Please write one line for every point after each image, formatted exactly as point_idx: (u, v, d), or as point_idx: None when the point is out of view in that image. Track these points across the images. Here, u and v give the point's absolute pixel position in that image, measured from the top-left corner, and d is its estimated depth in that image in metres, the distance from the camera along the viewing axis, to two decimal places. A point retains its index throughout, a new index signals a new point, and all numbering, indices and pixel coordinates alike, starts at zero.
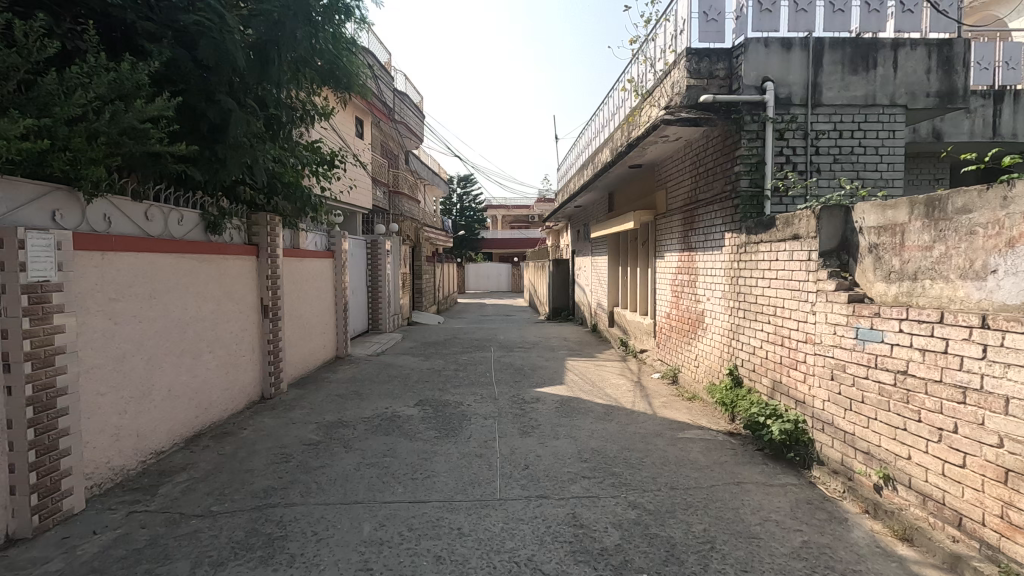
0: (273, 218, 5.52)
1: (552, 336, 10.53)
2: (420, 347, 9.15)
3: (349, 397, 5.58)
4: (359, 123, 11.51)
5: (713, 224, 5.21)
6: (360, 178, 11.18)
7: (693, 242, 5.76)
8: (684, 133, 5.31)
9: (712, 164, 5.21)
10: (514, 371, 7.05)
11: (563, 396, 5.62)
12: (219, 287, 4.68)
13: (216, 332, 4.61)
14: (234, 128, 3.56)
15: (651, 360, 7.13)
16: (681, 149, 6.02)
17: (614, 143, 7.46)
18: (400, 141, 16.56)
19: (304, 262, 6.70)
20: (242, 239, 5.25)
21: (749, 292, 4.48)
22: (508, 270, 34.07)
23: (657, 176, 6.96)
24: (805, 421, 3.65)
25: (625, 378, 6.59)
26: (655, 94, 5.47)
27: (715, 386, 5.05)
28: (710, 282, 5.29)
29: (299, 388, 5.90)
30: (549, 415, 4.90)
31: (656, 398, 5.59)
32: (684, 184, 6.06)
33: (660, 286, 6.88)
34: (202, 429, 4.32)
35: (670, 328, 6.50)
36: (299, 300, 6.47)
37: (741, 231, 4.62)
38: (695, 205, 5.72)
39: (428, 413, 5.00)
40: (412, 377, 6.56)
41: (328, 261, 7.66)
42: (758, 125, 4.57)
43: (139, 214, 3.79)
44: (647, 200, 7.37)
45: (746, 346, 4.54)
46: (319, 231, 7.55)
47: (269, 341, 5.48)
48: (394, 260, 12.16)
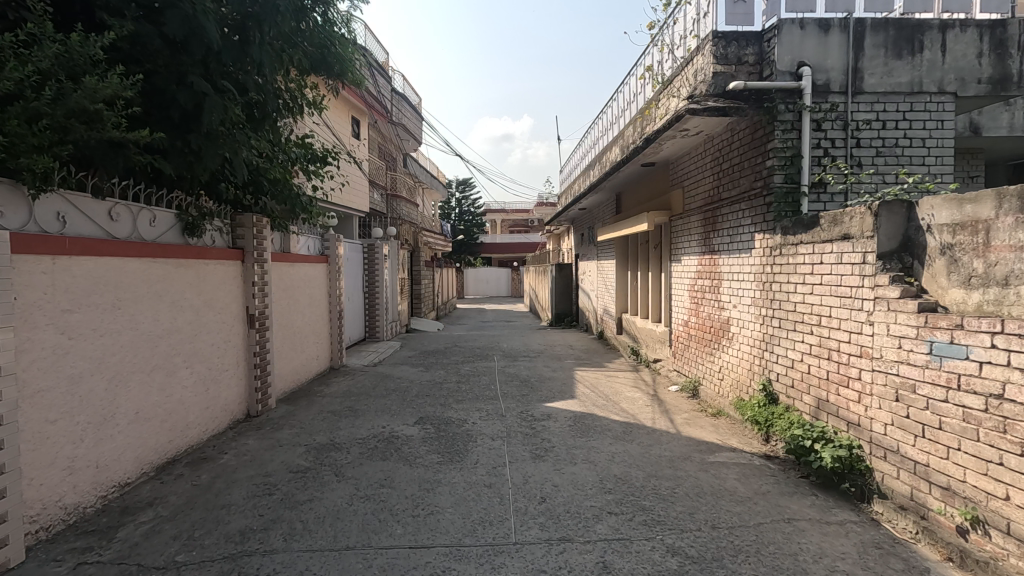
0: (260, 219, 5.07)
1: (557, 344, 10.07)
2: (419, 357, 8.68)
3: (343, 415, 5.11)
4: (355, 123, 11.08)
5: (740, 223, 4.77)
6: (357, 179, 10.75)
7: (716, 244, 5.32)
8: (707, 124, 4.88)
9: (739, 159, 4.78)
10: (521, 383, 6.58)
11: (576, 412, 5.16)
12: (198, 296, 4.23)
13: (195, 346, 4.15)
14: (209, 114, 3.11)
15: (667, 371, 6.69)
16: (701, 144, 5.58)
17: (626, 140, 7.02)
18: (398, 143, 16.15)
19: (295, 268, 6.24)
20: (225, 242, 4.79)
21: (786, 299, 4.03)
22: (507, 275, 33.64)
23: (673, 175, 6.53)
24: (861, 447, 3.21)
25: (640, 390, 6.13)
26: (675, 84, 5.04)
27: (745, 403, 4.59)
28: (737, 288, 4.85)
29: (289, 405, 5.43)
30: (563, 435, 4.43)
31: (678, 414, 5.13)
32: (704, 182, 5.63)
33: (676, 292, 6.45)
34: (176, 455, 3.85)
35: (689, 336, 6.06)
36: (289, 309, 6.02)
37: (775, 232, 4.18)
38: (717, 204, 5.28)
39: (430, 433, 4.53)
40: (411, 391, 6.10)
41: (321, 266, 7.20)
42: (793, 115, 4.14)
43: (102, 213, 3.33)
44: (661, 200, 6.94)
45: (782, 358, 4.09)
46: (312, 234, 7.09)
47: (255, 353, 5.02)
48: (392, 265, 11.71)
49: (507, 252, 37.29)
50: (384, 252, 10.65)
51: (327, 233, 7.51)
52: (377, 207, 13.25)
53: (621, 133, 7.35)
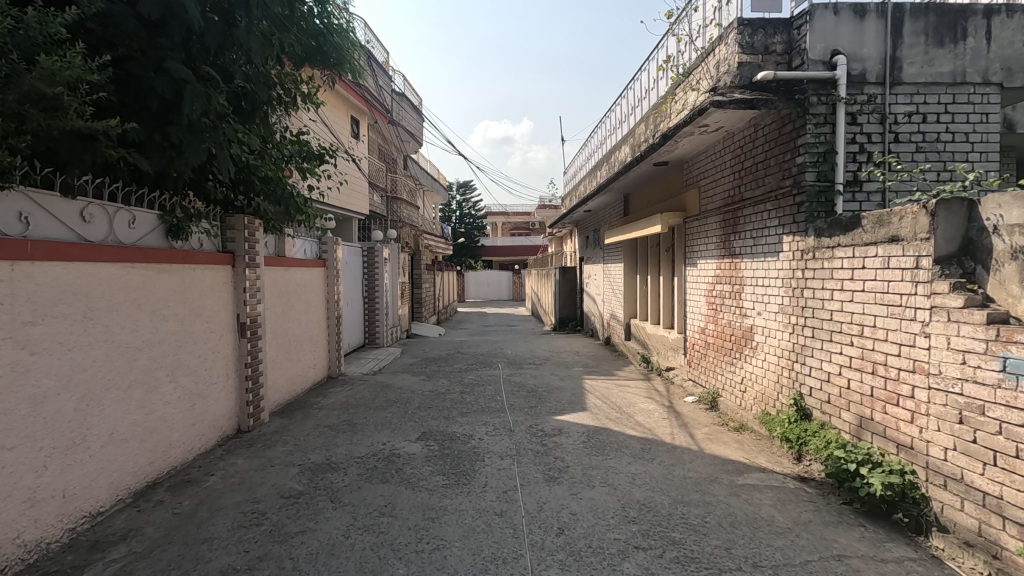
0: (252, 220, 4.76)
1: (563, 351, 9.73)
2: (420, 364, 8.35)
3: (340, 430, 4.78)
4: (354, 123, 10.77)
5: (765, 225, 4.46)
6: (356, 180, 10.42)
7: (737, 247, 5.01)
8: (729, 119, 4.58)
9: (764, 156, 4.47)
10: (527, 393, 6.25)
11: (589, 426, 4.84)
12: (183, 304, 3.91)
13: (179, 358, 3.83)
14: (190, 103, 2.80)
15: (681, 381, 6.36)
16: (720, 142, 5.28)
17: (638, 139, 6.71)
18: (398, 144, 15.82)
19: (290, 273, 5.92)
20: (214, 245, 4.47)
21: (821, 307, 3.72)
22: (508, 278, 33.33)
23: (687, 176, 6.23)
24: (915, 473, 2.88)
25: (655, 401, 5.80)
26: (695, 76, 4.74)
27: (773, 419, 4.27)
28: (762, 294, 4.53)
29: (283, 418, 5.10)
30: (577, 454, 4.11)
31: (697, 428, 4.81)
32: (723, 181, 5.32)
33: (692, 297, 6.13)
34: (157, 478, 3.53)
35: (706, 345, 5.73)
36: (284, 316, 5.70)
37: (807, 234, 3.87)
38: (738, 204, 4.97)
39: (434, 451, 4.20)
40: (413, 403, 5.77)
41: (318, 270, 6.88)
42: (826, 107, 3.83)
43: (74, 213, 3.02)
44: (675, 201, 6.62)
45: (817, 371, 3.77)
46: (309, 237, 6.77)
47: (247, 364, 4.69)
48: (392, 269, 11.38)
49: (507, 255, 36.95)
50: (384, 255, 10.32)
51: (324, 236, 7.20)
52: (376, 209, 12.93)
53: (632, 131, 7.04)
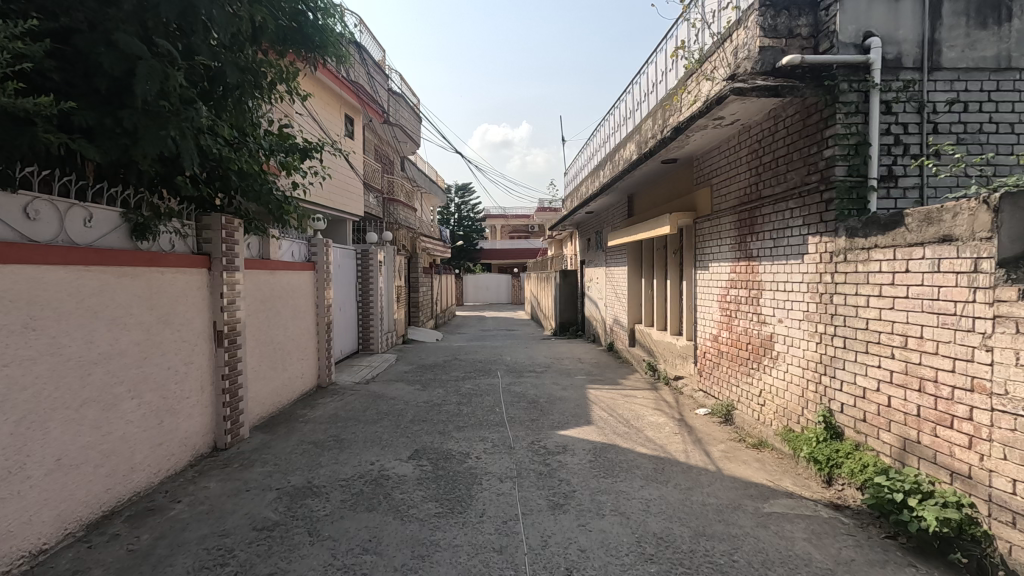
0: (229, 220, 4.39)
1: (565, 357, 9.36)
2: (416, 372, 7.97)
3: (325, 448, 4.40)
4: (348, 121, 10.45)
5: (787, 225, 4.11)
6: (348, 180, 10.08)
7: (753, 250, 4.66)
8: (747, 111, 4.24)
9: (786, 151, 4.12)
10: (528, 404, 5.88)
11: (596, 443, 4.46)
12: (149, 311, 3.54)
13: (144, 372, 3.46)
14: (143, 82, 2.45)
15: (691, 391, 6.00)
16: (735, 136, 4.93)
17: (644, 135, 6.37)
18: (394, 145, 15.49)
19: (275, 277, 5.55)
20: (188, 247, 4.11)
21: (854, 315, 3.36)
22: (508, 281, 32.97)
23: (697, 174, 5.88)
24: (974, 506, 2.52)
25: (664, 414, 5.45)
26: (710, 64, 4.40)
27: (797, 437, 3.90)
28: (783, 300, 4.18)
29: (265, 434, 4.72)
30: (584, 476, 3.73)
31: (713, 445, 4.43)
32: (738, 178, 4.97)
33: (703, 303, 5.77)
34: (115, 507, 3.15)
35: (719, 354, 5.37)
36: (268, 323, 5.33)
37: (837, 235, 3.51)
38: (756, 203, 4.62)
39: (427, 473, 3.83)
40: (406, 415, 5.40)
41: (307, 274, 6.51)
42: (858, 95, 3.49)
43: (16, 209, 2.66)
44: (683, 200, 6.27)
45: (850, 386, 3.41)
46: (297, 239, 6.42)
47: (224, 375, 4.31)
48: (387, 272, 11.00)
49: (507, 258, 36.58)
50: (379, 258, 9.95)
51: (314, 238, 6.83)
52: (372, 211, 12.58)
53: (637, 127, 6.70)
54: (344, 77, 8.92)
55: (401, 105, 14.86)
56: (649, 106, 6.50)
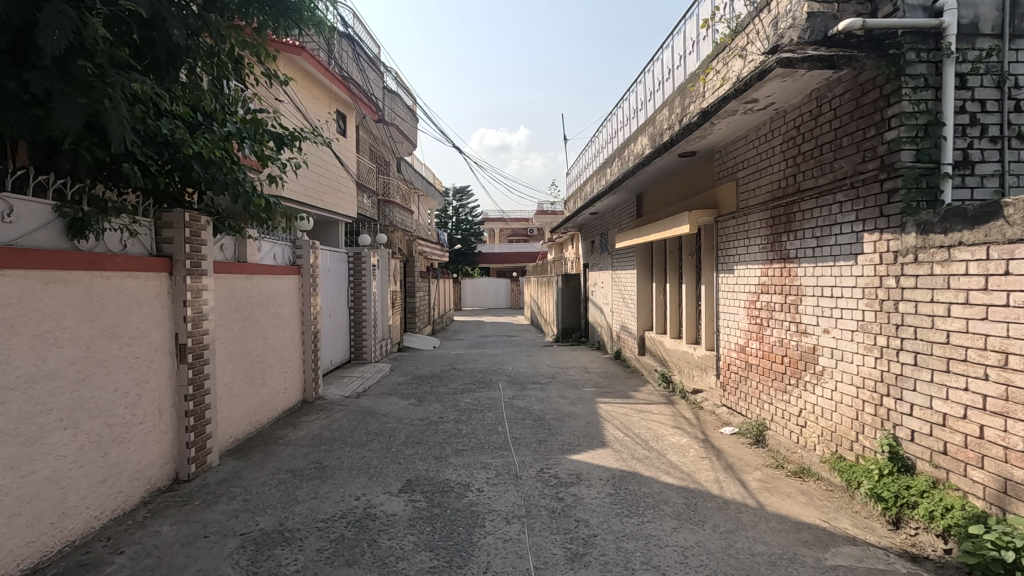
0: (193, 216, 3.83)
1: (570, 367, 8.81)
2: (411, 384, 7.41)
3: (304, 479, 3.83)
4: (339, 117, 9.95)
5: (835, 221, 3.57)
6: (338, 179, 9.54)
7: (790, 250, 4.12)
8: (786, 89, 3.71)
9: (833, 137, 3.59)
10: (534, 422, 5.32)
11: (615, 472, 3.91)
12: (90, 323, 2.99)
13: (82, 397, 2.90)
14: (49, 35, 1.91)
15: (713, 407, 5.45)
16: (767, 123, 4.41)
17: (660, 126, 5.85)
18: (389, 144, 14.97)
19: (253, 282, 4.99)
20: (144, 248, 3.55)
21: (929, 326, 2.82)
22: (508, 285, 32.42)
23: (719, 168, 5.35)
24: None
25: (686, 433, 4.90)
26: (745, 37, 3.87)
27: (852, 468, 3.34)
28: (830, 307, 3.64)
29: (237, 460, 4.15)
30: (604, 515, 3.18)
31: (748, 473, 3.88)
32: (769, 170, 4.44)
33: (728, 310, 5.22)
34: (38, 563, 2.59)
35: (748, 366, 4.82)
36: (244, 333, 4.77)
37: (905, 231, 2.97)
38: (792, 198, 4.09)
39: (421, 511, 3.27)
40: (398, 437, 4.84)
41: (290, 278, 5.94)
42: (927, 67, 2.96)
43: None
44: (702, 197, 5.73)
45: (924, 411, 2.87)
46: (279, 239, 5.86)
47: (188, 396, 3.74)
48: (381, 276, 10.44)
49: (506, 262, 36.05)
50: (372, 261, 9.38)
51: (298, 238, 6.27)
52: (366, 212, 12.04)
53: (651, 118, 6.19)
54: (328, 66, 8.45)
55: (396, 104, 14.38)
56: (664, 94, 6.00)
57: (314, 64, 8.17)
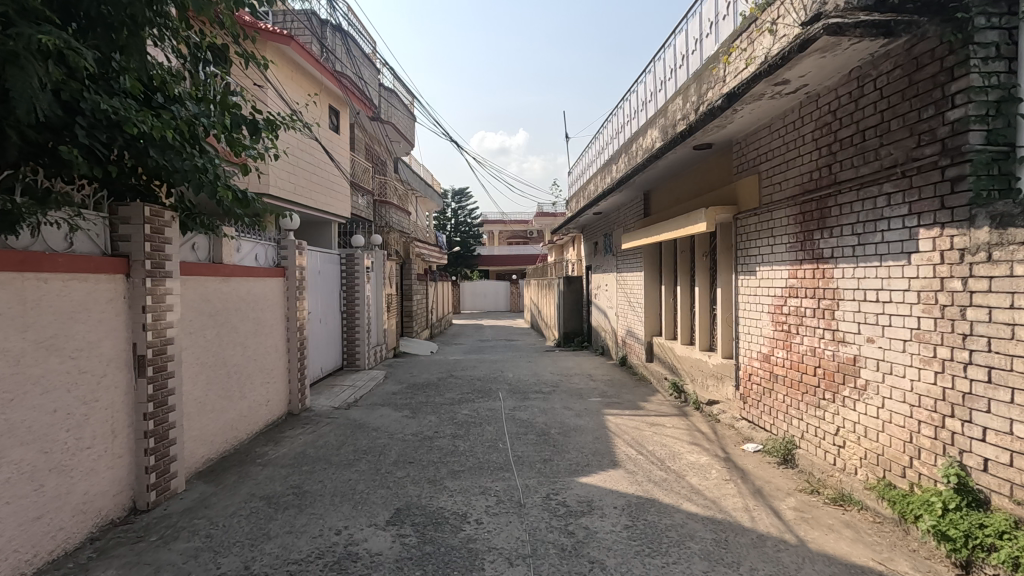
0: (153, 210, 3.39)
1: (573, 374, 8.37)
2: (406, 393, 6.98)
3: (280, 507, 3.39)
4: (333, 113, 9.54)
5: (881, 214, 3.15)
6: (330, 177, 9.12)
7: (824, 250, 3.69)
8: (823, 66, 3.30)
9: (879, 120, 3.17)
10: (538, 438, 4.89)
11: (631, 499, 3.46)
12: (20, 333, 2.54)
13: (8, 421, 2.46)
14: None
15: (732, 421, 5.03)
16: (796, 109, 4.00)
17: (674, 117, 5.43)
18: (386, 144, 14.58)
19: (230, 285, 4.56)
20: (95, 246, 3.12)
21: (1009, 336, 2.39)
22: (508, 288, 32.00)
23: (738, 161, 4.95)
24: None
25: (705, 451, 4.47)
26: (775, 9, 3.46)
27: (907, 499, 2.90)
28: (875, 313, 3.21)
29: (207, 485, 3.70)
30: (623, 555, 2.74)
31: (780, 500, 3.44)
32: (798, 160, 4.02)
33: (750, 315, 4.79)
34: None
35: (773, 378, 4.39)
36: (218, 342, 4.33)
37: (975, 224, 2.54)
38: (825, 191, 3.67)
39: (410, 549, 2.83)
40: (389, 455, 4.40)
41: (273, 280, 5.50)
42: (999, 33, 2.54)
43: None
44: (719, 192, 5.30)
45: (1005, 437, 2.42)
46: (262, 239, 5.42)
47: (148, 414, 3.30)
48: (376, 279, 10.00)
49: (507, 265, 35.62)
50: (366, 263, 8.94)
51: (284, 238, 5.83)
52: (361, 213, 11.61)
53: (663, 109, 5.78)
54: (318, 58, 8.09)
55: (393, 102, 13.97)
56: (688, 74, 5.57)
57: (304, 55, 7.79)
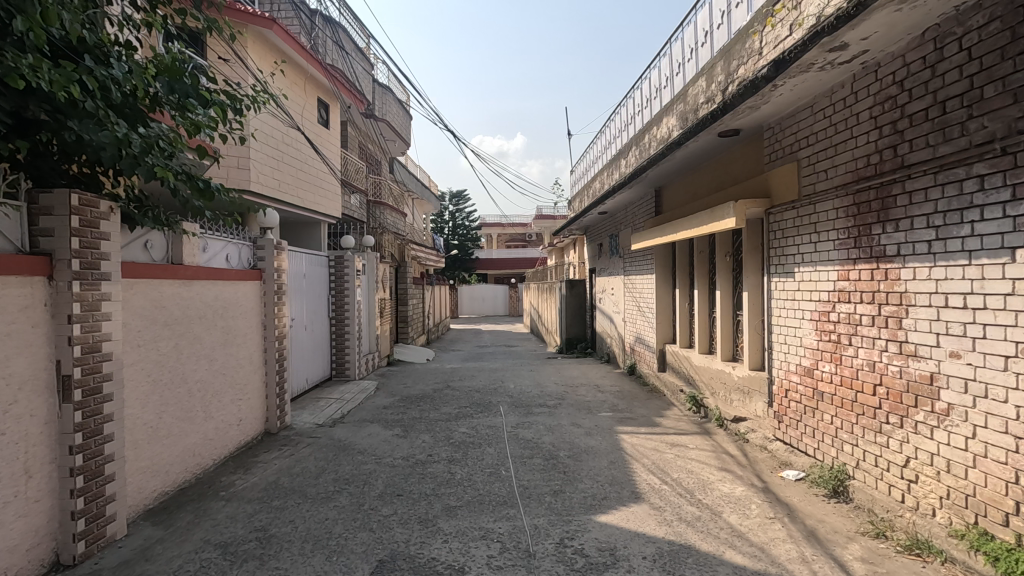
0: (84, 198, 2.80)
1: (579, 384, 7.78)
2: (398, 407, 6.38)
3: (237, 559, 2.79)
4: (322, 106, 8.99)
5: (973, 202, 2.58)
6: (318, 174, 8.55)
7: (887, 247, 3.12)
8: (896, 24, 2.73)
9: (966, 87, 2.61)
10: (545, 463, 4.30)
11: (663, 547, 2.87)
12: None
13: None
14: None
15: (764, 442, 4.45)
16: (846, 83, 3.44)
17: (696, 101, 4.86)
18: (380, 142, 14.03)
19: (192, 289, 3.96)
20: (6, 241, 2.53)
21: None
22: (507, 292, 31.45)
23: (771, 148, 4.37)
24: None
25: (739, 479, 3.89)
26: None
27: (1014, 556, 2.32)
28: (964, 322, 2.64)
29: (154, 529, 3.10)
30: None
31: (842, 547, 2.84)
32: (848, 143, 3.45)
33: (786, 323, 4.21)
34: None
35: (817, 396, 3.82)
36: (176, 355, 3.73)
37: None
38: (887, 179, 3.11)
39: None
40: (375, 486, 3.81)
41: (248, 284, 4.90)
42: None
43: None
44: (747, 184, 4.72)
45: None
46: (235, 238, 4.83)
47: (76, 448, 2.69)
48: (368, 283, 9.40)
49: (506, 268, 35.06)
50: (357, 265, 8.34)
51: (260, 237, 5.24)
52: (353, 213, 11.02)
53: (682, 93, 5.21)
54: (304, 46, 7.52)
55: (388, 99, 13.42)
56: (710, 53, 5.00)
57: (288, 41, 7.22)
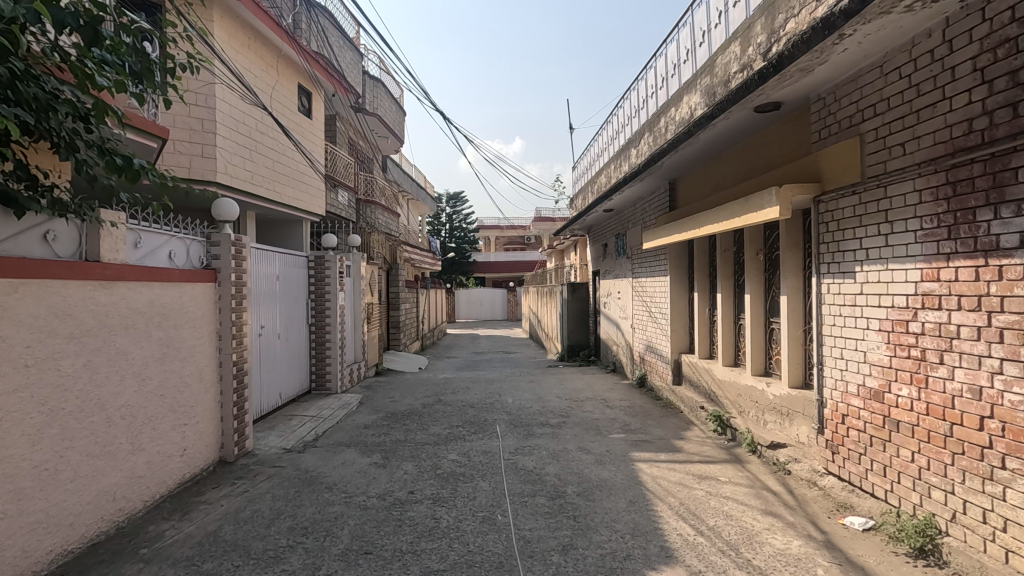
0: None
1: (585, 398, 7.02)
2: (380, 427, 5.61)
3: None
4: (303, 93, 8.27)
5: None
6: (298, 166, 7.80)
7: (1004, 237, 2.38)
8: None
9: None
10: (552, 504, 3.52)
11: None
12: None
13: None
14: None
15: (813, 477, 3.69)
16: (937, 29, 2.68)
17: (727, 71, 4.12)
18: (372, 138, 13.30)
19: (114, 293, 3.19)
20: None
21: None
22: (504, 295, 30.71)
23: (823, 123, 3.62)
24: None
25: (791, 528, 3.13)
26: None
27: None
28: None
29: None
30: None
31: None
32: (938, 106, 2.70)
33: (845, 334, 3.45)
34: None
35: (890, 426, 3.06)
36: (87, 376, 2.95)
37: None
38: (1003, 147, 2.36)
39: None
40: (338, 539, 3.04)
41: (198, 287, 4.13)
42: None
43: None
44: (790, 168, 3.97)
45: None
46: (182, 233, 4.07)
47: None
48: (353, 287, 8.63)
49: (506, 270, 34.31)
50: (340, 266, 7.58)
51: (216, 232, 4.47)
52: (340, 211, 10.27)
53: (709, 64, 4.47)
54: (280, 24, 6.87)
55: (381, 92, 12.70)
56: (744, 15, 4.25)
57: (262, 17, 6.58)
